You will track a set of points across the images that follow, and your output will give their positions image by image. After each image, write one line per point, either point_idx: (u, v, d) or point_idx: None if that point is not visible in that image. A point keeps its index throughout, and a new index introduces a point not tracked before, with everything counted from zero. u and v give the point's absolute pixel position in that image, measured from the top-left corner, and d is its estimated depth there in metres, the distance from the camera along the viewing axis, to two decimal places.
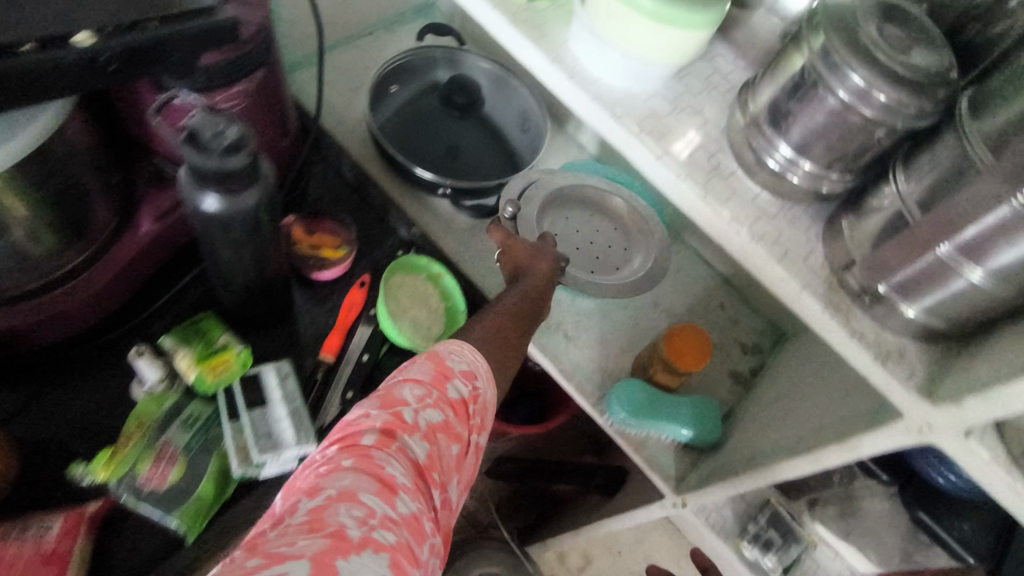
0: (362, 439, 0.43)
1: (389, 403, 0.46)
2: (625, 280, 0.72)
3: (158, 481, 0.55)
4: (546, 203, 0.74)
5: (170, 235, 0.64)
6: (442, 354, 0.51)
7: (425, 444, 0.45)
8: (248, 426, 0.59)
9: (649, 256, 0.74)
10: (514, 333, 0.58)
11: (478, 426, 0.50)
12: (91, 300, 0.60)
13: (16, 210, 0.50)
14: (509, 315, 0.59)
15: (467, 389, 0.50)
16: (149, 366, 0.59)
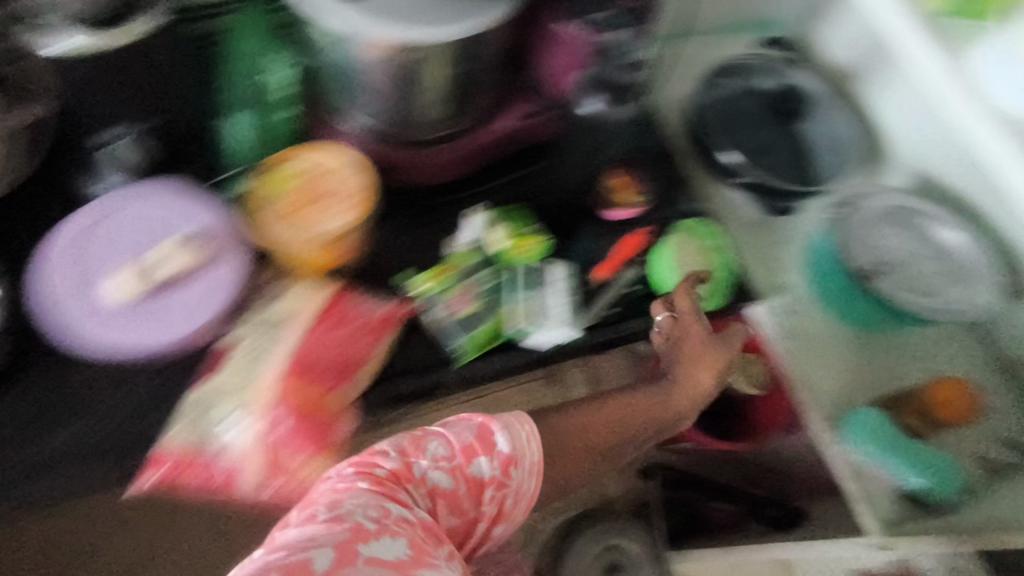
0: (377, 469, 0.52)
1: (410, 452, 0.55)
2: (928, 308, 0.74)
3: (457, 308, 0.68)
4: (870, 220, 0.78)
5: (520, 134, 0.76)
6: (500, 424, 0.56)
7: (428, 502, 0.53)
8: (531, 297, 0.70)
9: (967, 292, 0.73)
10: (585, 452, 0.64)
11: (493, 511, 0.56)
12: (448, 163, 0.74)
13: (437, 73, 0.65)
14: (586, 431, 0.65)
15: (496, 471, 0.55)
16: (474, 225, 0.73)
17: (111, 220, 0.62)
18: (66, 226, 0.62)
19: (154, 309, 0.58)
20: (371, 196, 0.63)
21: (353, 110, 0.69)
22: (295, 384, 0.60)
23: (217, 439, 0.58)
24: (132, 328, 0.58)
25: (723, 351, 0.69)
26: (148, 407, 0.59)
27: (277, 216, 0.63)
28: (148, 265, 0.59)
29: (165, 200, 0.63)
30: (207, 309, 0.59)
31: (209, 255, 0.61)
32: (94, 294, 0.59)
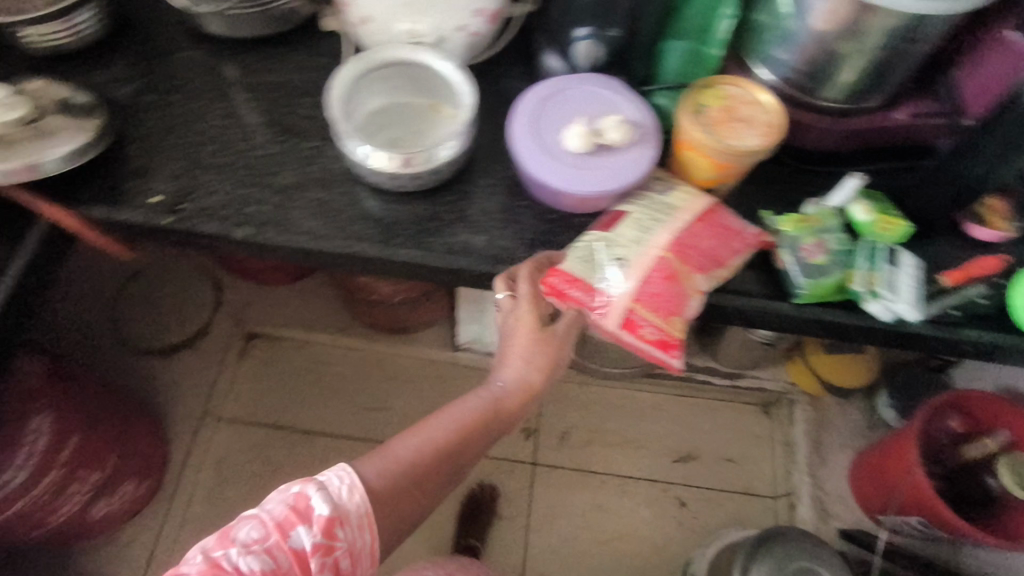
0: (294, 526, 0.61)
1: (221, 546, 0.59)
2: None
3: (809, 255, 0.74)
4: None
5: (907, 130, 0.82)
6: (315, 494, 0.62)
7: (253, 560, 0.58)
8: (882, 270, 0.73)
9: None
10: (475, 426, 0.73)
11: (345, 556, 0.62)
12: (834, 134, 0.82)
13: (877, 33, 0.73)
14: (462, 423, 0.73)
15: (323, 535, 0.61)
16: (846, 191, 0.77)
17: (570, 88, 0.77)
18: (541, 83, 0.77)
19: (592, 162, 0.72)
20: (780, 129, 0.72)
21: (771, 66, 0.83)
22: (671, 257, 0.68)
23: (600, 273, 0.68)
24: (572, 170, 0.72)
25: (548, 350, 0.75)
26: (542, 242, 0.77)
27: (704, 126, 0.72)
28: (599, 126, 0.72)
29: (612, 84, 0.77)
30: (630, 175, 0.72)
31: (638, 136, 0.74)
32: (550, 138, 0.74)
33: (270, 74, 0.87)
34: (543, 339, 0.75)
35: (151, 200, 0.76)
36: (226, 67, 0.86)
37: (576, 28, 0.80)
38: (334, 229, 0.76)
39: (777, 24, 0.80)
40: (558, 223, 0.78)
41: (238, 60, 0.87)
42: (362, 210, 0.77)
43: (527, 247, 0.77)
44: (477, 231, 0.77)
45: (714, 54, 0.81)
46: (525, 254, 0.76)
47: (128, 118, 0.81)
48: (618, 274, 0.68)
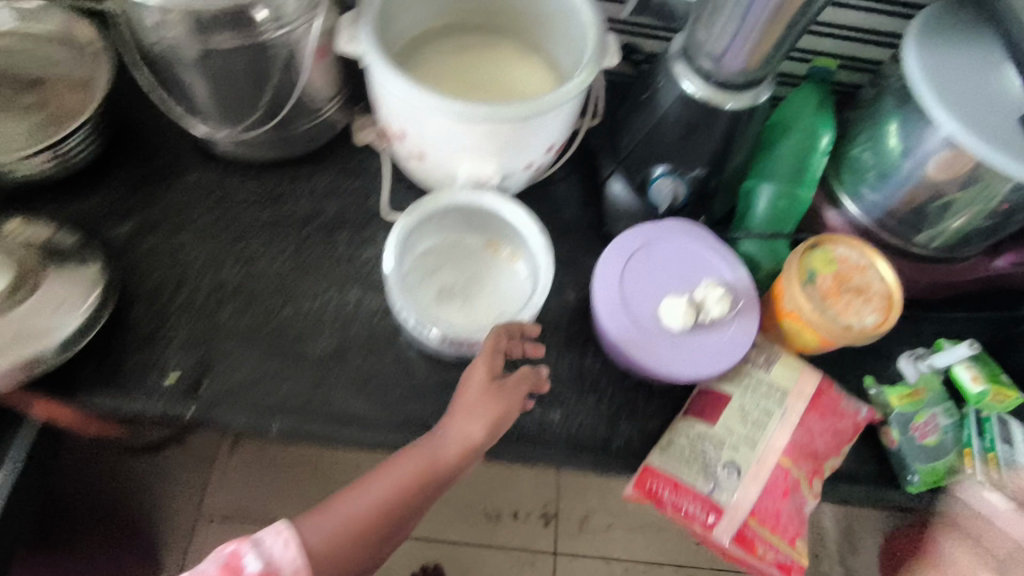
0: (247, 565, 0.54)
1: None
2: None
3: (922, 435, 0.68)
4: None
5: (1004, 278, 0.75)
6: (260, 540, 0.55)
7: None
8: (1000, 451, 0.67)
9: None
10: (412, 489, 0.59)
11: None
12: (926, 283, 0.75)
13: (999, 193, 0.64)
14: (395, 483, 0.59)
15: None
16: (958, 356, 0.70)
17: (660, 241, 0.67)
18: (626, 235, 0.67)
19: (690, 339, 0.63)
20: (899, 303, 0.63)
21: (861, 202, 0.73)
22: (789, 464, 0.60)
23: (711, 480, 0.60)
24: (668, 349, 0.63)
25: (494, 403, 0.61)
26: (627, 413, 0.67)
27: (815, 297, 0.64)
28: (698, 297, 0.63)
29: (705, 238, 0.68)
30: (734, 355, 0.62)
31: (741, 305, 0.64)
32: (640, 307, 0.64)
33: (291, 204, 0.74)
34: (491, 393, 0.61)
35: (168, 380, 0.63)
36: (239, 196, 0.73)
37: (654, 166, 0.70)
38: (389, 408, 0.64)
39: (880, 164, 0.71)
40: (642, 391, 0.68)
41: (257, 184, 0.74)
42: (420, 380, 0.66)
43: (611, 421, 0.66)
44: (551, 406, 0.66)
45: (804, 199, 0.71)
46: (608, 432, 0.66)
47: (131, 269, 0.68)
48: (733, 483, 0.60)
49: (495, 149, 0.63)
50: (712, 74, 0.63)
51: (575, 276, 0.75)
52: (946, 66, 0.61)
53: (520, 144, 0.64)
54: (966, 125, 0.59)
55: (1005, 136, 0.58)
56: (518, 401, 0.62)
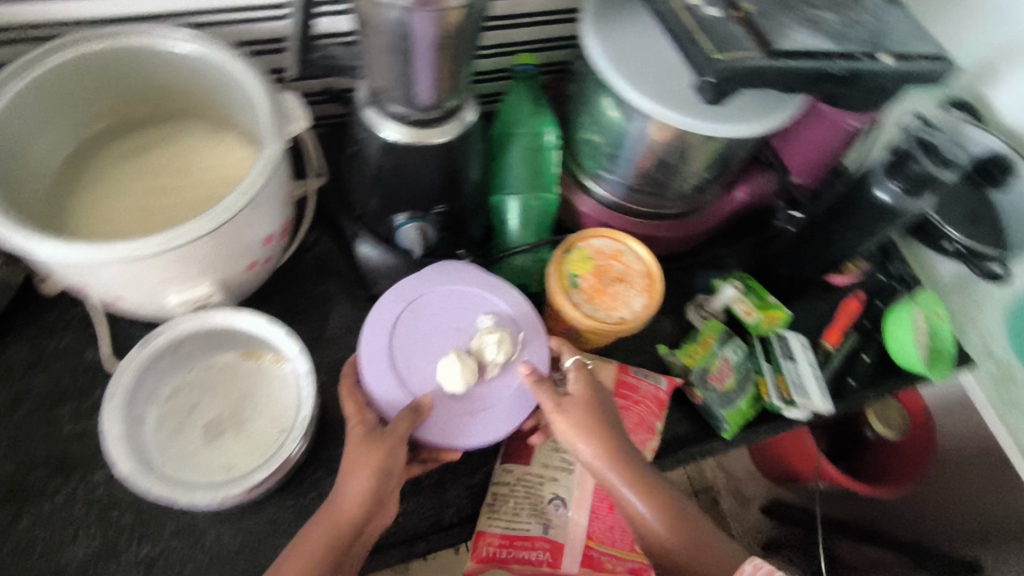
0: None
1: None
2: None
3: (718, 381, 0.71)
4: None
5: (746, 207, 0.80)
6: None
7: None
8: (787, 371, 0.72)
9: None
10: (325, 553, 0.51)
11: None
12: (688, 236, 0.78)
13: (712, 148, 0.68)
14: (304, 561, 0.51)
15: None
16: (729, 297, 0.75)
17: (426, 297, 0.63)
18: (383, 302, 0.61)
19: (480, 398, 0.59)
20: (659, 277, 0.65)
21: (602, 182, 0.74)
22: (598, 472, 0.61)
23: (542, 519, 0.59)
24: (461, 418, 0.58)
25: (375, 449, 0.54)
26: (450, 479, 0.63)
27: (584, 300, 0.63)
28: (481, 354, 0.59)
29: (474, 277, 0.64)
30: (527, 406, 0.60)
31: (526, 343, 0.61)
32: (417, 376, 0.59)
33: None
34: (371, 441, 0.54)
35: None
36: None
37: (395, 215, 0.66)
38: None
39: (606, 138, 0.71)
40: None
41: None
42: (211, 544, 0.58)
43: (437, 494, 0.62)
44: None
45: (551, 198, 0.71)
46: (437, 506, 0.62)
47: None
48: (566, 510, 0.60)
49: (195, 267, 0.55)
50: (410, 117, 0.58)
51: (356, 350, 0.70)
52: (623, 43, 0.61)
53: (227, 253, 0.56)
54: (660, 102, 0.58)
55: (695, 104, 0.59)
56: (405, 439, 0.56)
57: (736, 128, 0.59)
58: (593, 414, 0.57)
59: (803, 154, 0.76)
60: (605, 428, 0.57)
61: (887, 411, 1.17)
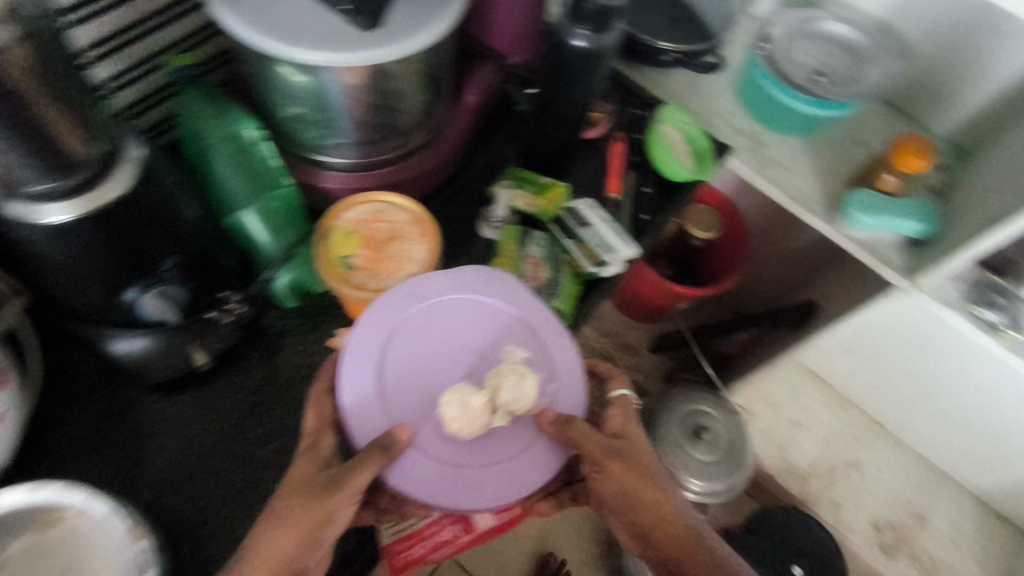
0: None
1: None
2: (848, 90, 0.84)
3: (535, 278, 0.72)
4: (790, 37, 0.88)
5: (483, 105, 0.79)
6: None
7: None
8: (588, 238, 0.73)
9: (877, 73, 0.86)
10: None
11: None
12: (442, 161, 0.76)
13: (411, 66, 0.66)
14: None
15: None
16: (503, 204, 0.75)
17: (441, 307, 0.58)
18: (385, 300, 0.57)
19: (490, 441, 0.55)
20: (427, 215, 0.62)
21: (330, 146, 0.71)
22: None
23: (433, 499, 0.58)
24: (453, 456, 0.54)
25: (313, 503, 0.53)
26: None
27: (369, 279, 0.59)
28: (505, 389, 0.54)
29: (555, 336, 0.59)
30: (544, 464, 0.55)
31: (558, 395, 0.58)
32: (400, 406, 0.54)
33: None
34: (313, 493, 0.53)
35: None
36: None
37: (123, 293, 0.56)
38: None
39: (309, 108, 0.66)
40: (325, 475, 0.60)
41: None
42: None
43: None
44: None
45: (288, 190, 0.65)
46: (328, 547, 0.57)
47: None
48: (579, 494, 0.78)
49: None
50: (69, 187, 0.49)
51: (174, 453, 0.62)
52: (259, 3, 0.56)
53: None
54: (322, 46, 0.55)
55: (357, 34, 0.56)
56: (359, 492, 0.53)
57: (412, 38, 0.57)
58: (637, 474, 0.65)
59: (506, 33, 0.76)
60: (647, 480, 0.66)
61: (697, 215, 1.25)
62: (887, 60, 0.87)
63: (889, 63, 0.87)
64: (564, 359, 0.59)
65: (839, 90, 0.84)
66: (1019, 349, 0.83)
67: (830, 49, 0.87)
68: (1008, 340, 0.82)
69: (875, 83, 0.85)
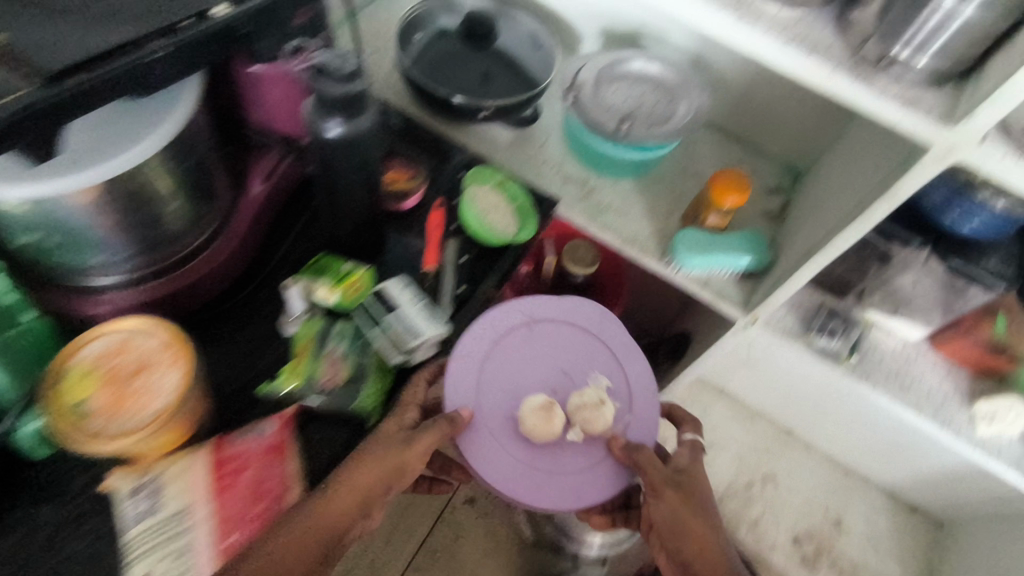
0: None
1: None
2: (660, 133, 0.81)
3: (334, 380, 0.66)
4: (600, 82, 0.85)
5: (275, 194, 0.73)
6: None
7: None
8: (393, 325, 0.69)
9: (689, 110, 0.83)
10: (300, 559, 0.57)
11: None
12: (230, 260, 0.70)
13: (158, 174, 0.60)
14: (285, 546, 0.57)
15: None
16: (298, 297, 0.69)
17: (546, 330, 0.81)
18: (509, 316, 0.79)
19: (562, 452, 0.74)
20: (178, 342, 0.57)
21: (94, 270, 0.64)
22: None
23: None
24: (525, 454, 0.73)
25: (387, 454, 0.64)
26: None
27: (99, 425, 0.54)
28: (582, 409, 0.75)
29: (631, 369, 0.80)
30: (594, 479, 0.73)
31: (630, 425, 0.77)
32: (490, 401, 0.76)
33: None
34: (395, 448, 0.65)
35: None
36: None
37: None
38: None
39: (46, 233, 0.59)
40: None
41: None
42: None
43: None
44: None
45: (31, 321, 0.59)
46: None
47: None
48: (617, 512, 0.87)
49: None
50: None
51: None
52: None
53: None
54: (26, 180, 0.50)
55: (69, 158, 0.52)
56: (422, 454, 0.65)
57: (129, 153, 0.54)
58: (692, 502, 0.73)
59: (285, 114, 0.69)
60: (693, 511, 0.72)
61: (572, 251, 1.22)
62: (700, 94, 0.84)
63: (702, 98, 0.85)
64: (643, 399, 0.79)
65: (649, 133, 0.81)
66: (862, 373, 0.81)
67: (638, 90, 0.85)
68: (850, 366, 0.81)
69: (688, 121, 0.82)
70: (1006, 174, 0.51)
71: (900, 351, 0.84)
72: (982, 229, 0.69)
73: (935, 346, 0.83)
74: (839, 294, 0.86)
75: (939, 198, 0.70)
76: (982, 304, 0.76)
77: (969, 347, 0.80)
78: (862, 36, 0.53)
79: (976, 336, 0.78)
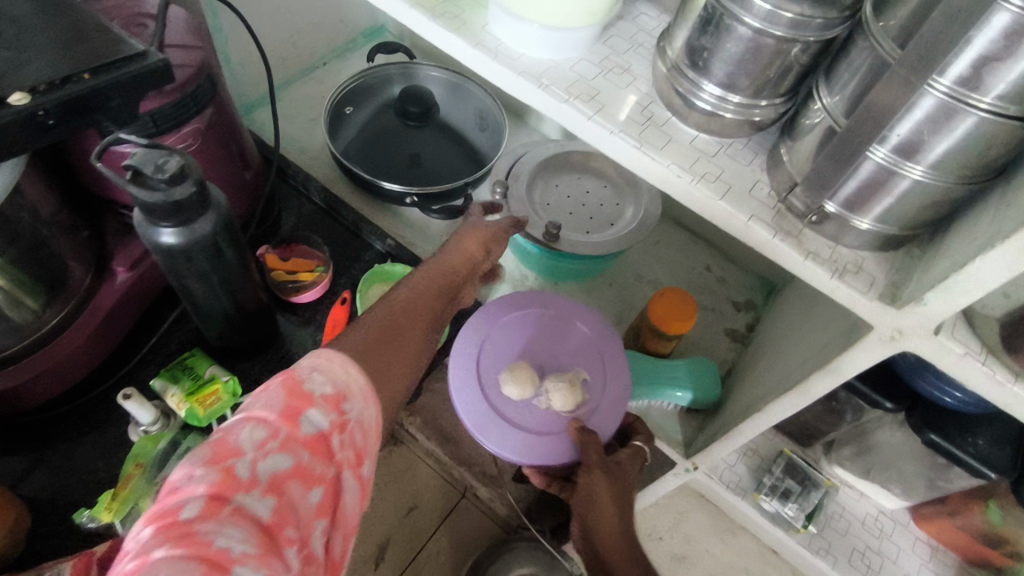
0: (180, 513, 0.32)
1: None
2: (598, 239, 0.71)
3: None
4: (541, 175, 0.76)
5: (145, 280, 0.66)
6: None
7: None
8: None
9: (635, 213, 0.73)
10: (421, 312, 0.51)
11: None
12: (80, 353, 0.62)
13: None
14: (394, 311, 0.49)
15: (331, 418, 0.38)
16: (142, 410, 0.58)
17: (556, 309, 0.67)
18: (532, 299, 0.67)
19: (530, 411, 0.61)
20: None
21: None
22: None
23: None
24: (497, 406, 0.61)
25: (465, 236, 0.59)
26: None
27: None
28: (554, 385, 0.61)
29: (615, 364, 0.64)
30: (556, 448, 0.59)
31: (599, 413, 0.61)
32: (488, 360, 0.64)
33: None
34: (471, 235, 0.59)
35: None
36: None
37: None
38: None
39: None
40: None
41: None
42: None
43: None
44: None
45: None
46: None
47: None
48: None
49: None
50: None
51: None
52: None
53: None
54: None
55: None
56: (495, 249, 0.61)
57: None
58: (619, 492, 0.57)
59: None
60: (617, 500, 0.56)
61: None
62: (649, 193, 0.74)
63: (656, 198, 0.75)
64: (618, 392, 0.63)
65: (586, 241, 0.71)
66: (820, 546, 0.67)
67: (584, 187, 0.77)
68: (806, 535, 0.68)
69: (632, 225, 0.72)
70: (970, 377, 0.38)
71: (873, 520, 0.70)
72: (966, 403, 0.56)
73: (916, 520, 0.69)
74: (803, 441, 0.73)
75: (913, 358, 0.57)
76: (970, 485, 0.61)
77: (957, 532, 0.65)
78: (789, 181, 0.42)
79: (965, 522, 0.63)
